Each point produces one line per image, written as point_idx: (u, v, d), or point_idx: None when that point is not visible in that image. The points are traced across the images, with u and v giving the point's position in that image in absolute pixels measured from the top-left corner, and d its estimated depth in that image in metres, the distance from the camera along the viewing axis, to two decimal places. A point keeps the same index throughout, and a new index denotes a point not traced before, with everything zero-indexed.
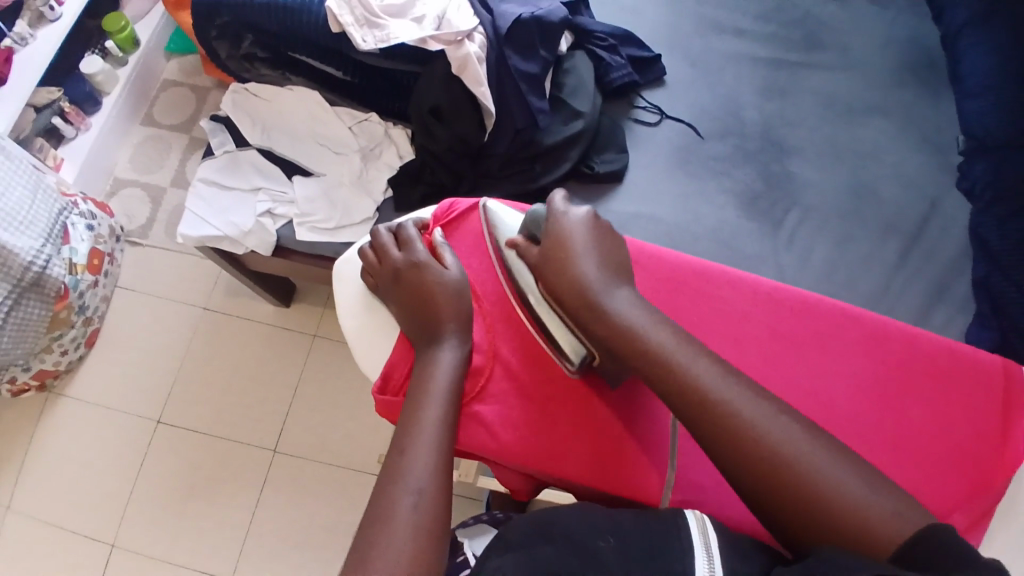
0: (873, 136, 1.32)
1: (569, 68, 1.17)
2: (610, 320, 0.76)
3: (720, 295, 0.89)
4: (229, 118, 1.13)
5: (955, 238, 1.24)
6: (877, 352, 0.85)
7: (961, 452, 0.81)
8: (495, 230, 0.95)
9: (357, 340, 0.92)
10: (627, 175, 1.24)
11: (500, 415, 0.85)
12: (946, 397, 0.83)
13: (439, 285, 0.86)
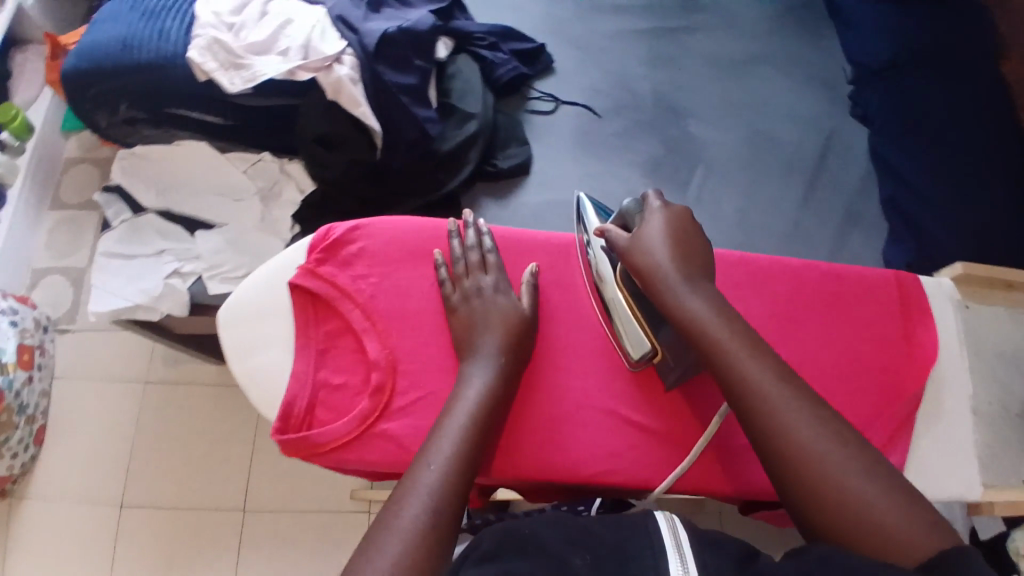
0: (762, 83, 1.36)
1: (453, 74, 1.17)
2: (698, 315, 0.65)
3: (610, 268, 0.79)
4: (122, 187, 1.11)
5: (856, 164, 1.29)
6: (765, 289, 0.78)
7: (868, 369, 0.75)
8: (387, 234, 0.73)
9: (246, 384, 0.67)
10: (534, 166, 1.26)
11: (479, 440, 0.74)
12: (844, 318, 0.77)
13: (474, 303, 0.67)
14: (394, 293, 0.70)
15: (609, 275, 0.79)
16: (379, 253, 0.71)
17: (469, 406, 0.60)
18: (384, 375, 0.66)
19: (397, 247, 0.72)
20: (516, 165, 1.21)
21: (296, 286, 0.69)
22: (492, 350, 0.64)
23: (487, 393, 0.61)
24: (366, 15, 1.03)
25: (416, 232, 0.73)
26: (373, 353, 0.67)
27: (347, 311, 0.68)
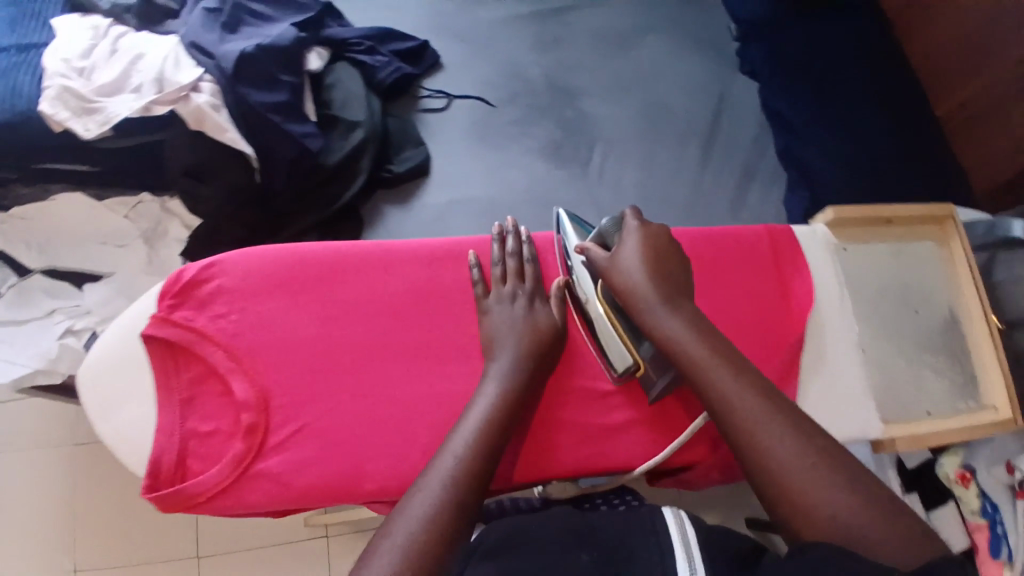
0: (651, 54, 1.36)
1: (331, 84, 1.13)
2: (676, 337, 0.66)
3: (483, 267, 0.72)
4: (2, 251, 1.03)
5: (749, 120, 1.31)
6: None
7: (749, 324, 0.75)
8: (248, 267, 0.69)
9: (119, 450, 0.66)
10: (433, 166, 1.22)
11: (393, 459, 0.65)
12: (721, 282, 0.77)
13: (492, 316, 0.68)
14: (278, 328, 0.67)
15: (593, 294, 0.78)
16: (243, 291, 0.68)
17: (484, 411, 0.61)
18: (251, 412, 0.64)
19: (271, 280, 0.69)
20: (413, 168, 1.17)
21: (150, 339, 0.66)
22: (512, 353, 0.65)
23: (508, 394, 0.62)
24: (222, 37, 1.00)
25: (282, 261, 0.69)
26: (240, 392, 0.65)
27: (208, 354, 0.66)
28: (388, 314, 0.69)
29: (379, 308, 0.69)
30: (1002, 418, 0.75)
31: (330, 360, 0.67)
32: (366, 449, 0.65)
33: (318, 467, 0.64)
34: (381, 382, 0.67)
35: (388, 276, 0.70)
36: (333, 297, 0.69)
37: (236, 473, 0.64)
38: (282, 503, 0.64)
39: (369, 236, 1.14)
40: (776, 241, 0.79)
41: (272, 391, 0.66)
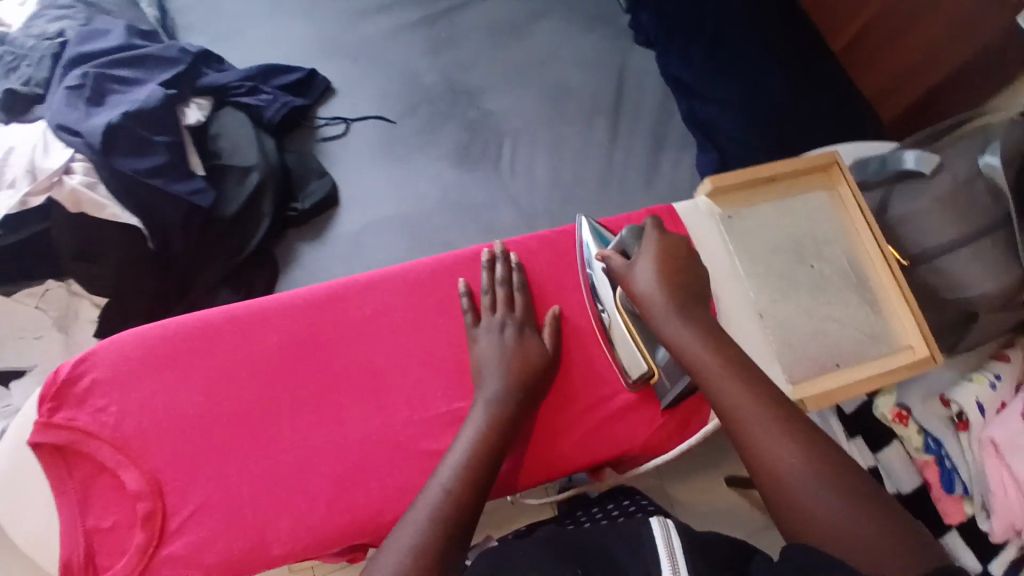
0: (545, 38, 1.33)
1: (216, 134, 1.10)
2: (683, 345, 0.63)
3: (358, 306, 0.70)
4: None
5: (652, 87, 1.30)
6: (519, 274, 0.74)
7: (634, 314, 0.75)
8: (125, 354, 0.69)
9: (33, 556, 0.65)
10: (342, 194, 1.18)
11: (292, 521, 0.63)
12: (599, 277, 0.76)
13: (483, 345, 0.67)
14: (160, 412, 0.67)
15: (611, 302, 0.74)
16: (121, 382, 0.68)
17: (468, 444, 0.59)
18: (146, 499, 0.64)
19: (146, 365, 0.68)
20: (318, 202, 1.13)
21: (36, 446, 0.65)
22: (498, 374, 0.65)
23: (494, 422, 0.61)
24: (87, 112, 0.98)
25: (153, 346, 0.69)
26: (131, 482, 0.64)
27: (96, 450, 0.65)
28: (267, 373, 0.68)
29: (256, 369, 0.68)
30: (918, 358, 0.74)
31: (217, 433, 0.66)
32: (265, 516, 0.64)
33: (221, 541, 0.64)
34: (275, 443, 0.66)
35: (262, 335, 0.69)
36: (209, 369, 0.68)
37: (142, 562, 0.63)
38: None
39: (285, 277, 1.11)
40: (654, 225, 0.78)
41: (164, 474, 0.65)
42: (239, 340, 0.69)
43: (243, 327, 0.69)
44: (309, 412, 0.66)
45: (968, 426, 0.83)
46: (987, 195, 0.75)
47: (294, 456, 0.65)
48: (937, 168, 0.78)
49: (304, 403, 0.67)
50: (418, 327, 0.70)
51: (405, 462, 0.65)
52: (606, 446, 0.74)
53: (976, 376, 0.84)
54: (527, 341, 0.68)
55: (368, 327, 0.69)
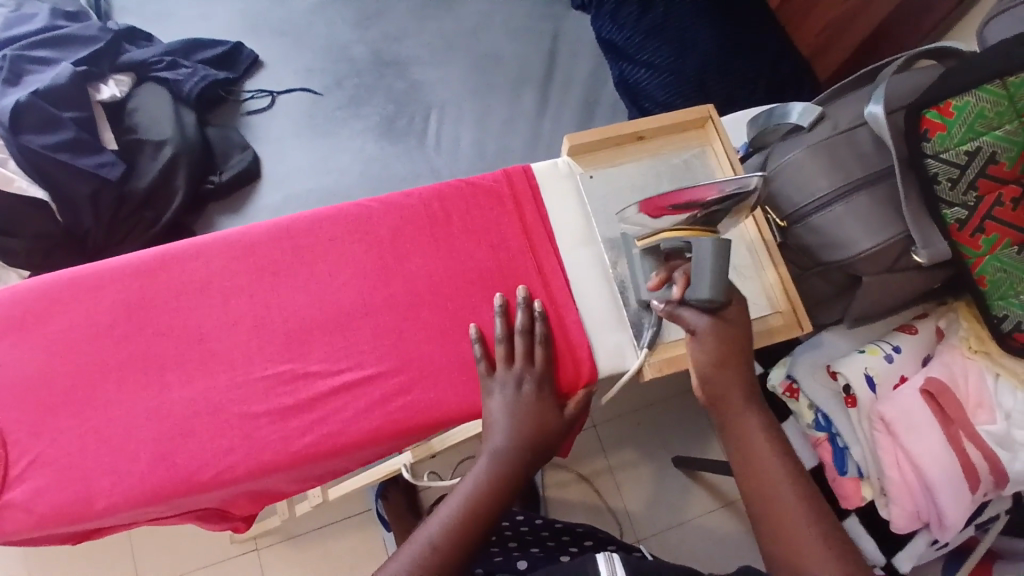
0: (476, 6, 1.30)
1: (133, 109, 1.11)
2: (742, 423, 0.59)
3: (198, 271, 0.72)
4: None
5: (585, 53, 1.26)
6: (363, 238, 0.73)
7: (485, 274, 0.73)
8: None
9: None
10: (265, 166, 1.18)
11: (116, 477, 0.65)
12: (449, 238, 0.74)
13: (501, 398, 0.65)
14: (4, 372, 0.68)
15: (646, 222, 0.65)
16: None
17: (477, 482, 0.63)
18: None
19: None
20: (236, 175, 1.13)
21: None
22: (507, 429, 0.64)
23: (499, 465, 0.63)
24: (1, 92, 1.00)
25: (1, 306, 0.70)
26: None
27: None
28: (109, 334, 0.69)
29: (97, 332, 0.69)
30: (785, 325, 0.69)
31: (58, 394, 0.68)
32: (94, 472, 0.65)
33: (52, 494, 0.65)
34: (113, 406, 0.67)
35: (103, 298, 0.70)
36: (52, 331, 0.69)
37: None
38: (28, 531, 0.64)
39: None
40: (513, 185, 0.76)
41: (6, 429, 0.67)
42: (83, 302, 0.70)
43: (85, 289, 0.71)
44: (147, 372, 0.68)
45: (856, 401, 0.76)
46: (869, 146, 0.71)
47: (127, 415, 0.67)
48: (818, 118, 0.74)
49: (141, 365, 0.69)
50: (253, 291, 0.71)
51: (230, 422, 0.67)
52: (460, 413, 0.68)
53: (871, 348, 0.78)
54: (531, 395, 0.66)
55: (207, 293, 0.71)
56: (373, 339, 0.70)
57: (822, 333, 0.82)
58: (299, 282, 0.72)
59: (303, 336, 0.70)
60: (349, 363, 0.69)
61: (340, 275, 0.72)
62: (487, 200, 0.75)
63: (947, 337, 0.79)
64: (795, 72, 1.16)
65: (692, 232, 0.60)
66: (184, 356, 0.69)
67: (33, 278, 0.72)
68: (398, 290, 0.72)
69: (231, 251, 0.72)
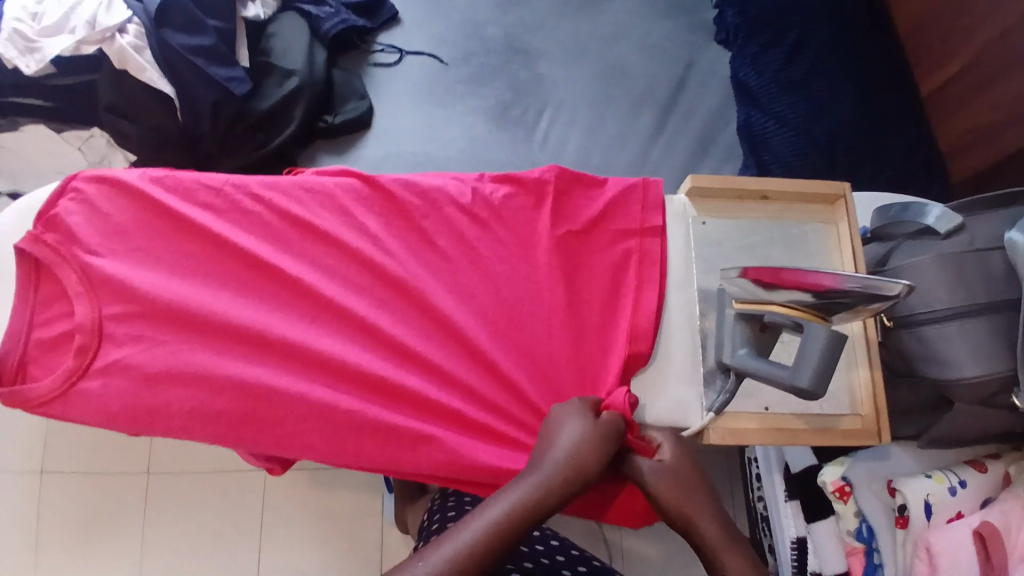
0: (616, 15, 1.28)
1: (272, 34, 1.17)
2: (705, 510, 0.59)
3: (321, 213, 0.71)
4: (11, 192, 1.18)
5: (714, 90, 1.22)
6: (486, 223, 0.71)
7: (598, 292, 0.69)
8: (111, 197, 0.72)
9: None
10: (376, 120, 1.24)
11: (192, 390, 0.66)
12: (571, 245, 0.70)
13: (538, 462, 0.58)
14: (124, 260, 0.70)
15: (749, 291, 0.62)
16: (101, 215, 0.71)
17: (471, 545, 0.52)
18: (82, 335, 0.67)
19: (125, 211, 0.71)
20: (349, 120, 1.19)
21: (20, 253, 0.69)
22: (526, 487, 0.55)
23: (507, 528, 0.53)
24: None
25: (131, 191, 0.72)
26: (78, 314, 0.67)
27: (62, 276, 0.69)
28: (212, 262, 0.70)
29: (212, 242, 0.71)
30: (859, 430, 0.68)
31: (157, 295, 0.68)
32: (173, 380, 0.66)
33: (124, 390, 0.66)
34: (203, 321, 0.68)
35: (232, 216, 0.72)
36: (174, 233, 0.71)
37: (63, 386, 0.66)
38: (83, 417, 0.66)
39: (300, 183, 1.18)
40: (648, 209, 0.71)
41: (110, 320, 0.68)
42: (212, 214, 0.71)
43: (217, 203, 0.72)
44: (227, 308, 0.68)
45: (907, 523, 0.74)
46: (1000, 271, 0.67)
47: (201, 343, 0.68)
48: (955, 230, 0.70)
49: (226, 301, 0.69)
50: (363, 246, 0.70)
51: (305, 367, 0.67)
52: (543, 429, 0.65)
53: (936, 475, 0.74)
54: (585, 453, 0.57)
55: (310, 251, 0.71)
56: (449, 344, 0.68)
57: (891, 444, 0.79)
58: (409, 249, 0.70)
59: (398, 304, 0.69)
60: (438, 346, 0.68)
61: (437, 257, 0.70)
62: (608, 214, 0.70)
63: (1014, 485, 0.74)
64: (929, 165, 1.11)
65: (806, 316, 0.58)
66: (284, 294, 0.70)
67: (174, 175, 0.73)
68: (488, 302, 0.68)
69: (344, 216, 0.71)
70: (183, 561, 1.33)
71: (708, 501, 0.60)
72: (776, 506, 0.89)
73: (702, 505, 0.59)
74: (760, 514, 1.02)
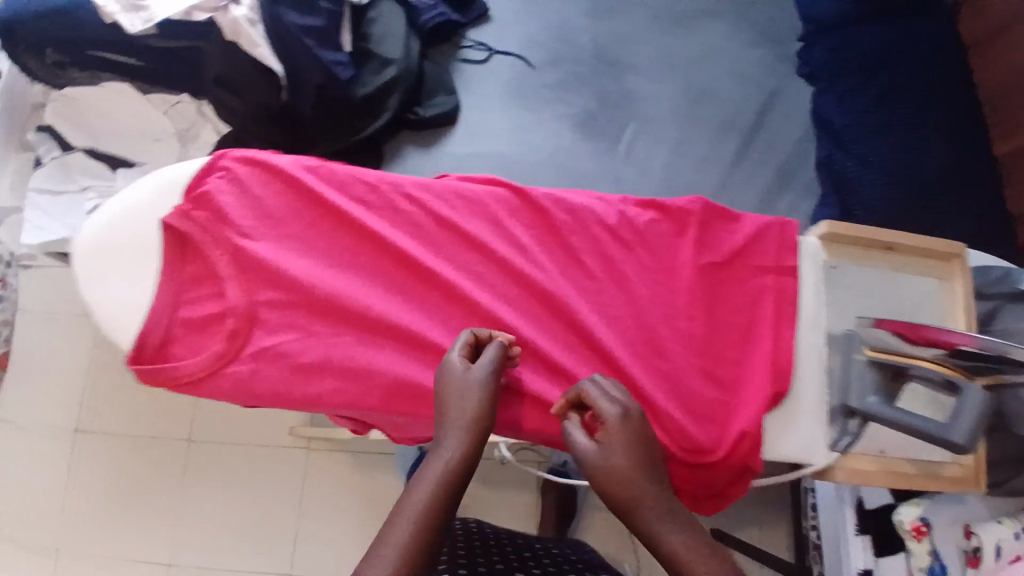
0: (707, 38, 1.30)
1: (373, 19, 1.15)
2: (619, 466, 0.58)
3: (476, 217, 0.73)
4: (83, 149, 1.13)
5: (797, 123, 1.24)
6: (636, 242, 0.73)
7: (740, 318, 0.72)
8: (262, 180, 0.72)
9: (104, 313, 0.69)
10: (463, 116, 1.24)
11: (350, 382, 0.68)
12: (717, 270, 0.72)
13: (444, 435, 0.60)
14: (276, 245, 0.70)
15: (897, 345, 0.68)
16: (251, 196, 0.71)
17: (409, 532, 0.54)
18: (234, 319, 0.68)
19: (278, 195, 0.72)
20: (439, 114, 1.20)
21: (168, 228, 0.69)
22: (437, 459, 0.58)
23: (438, 503, 0.55)
24: None
25: (283, 178, 0.72)
26: (231, 295, 0.68)
27: (214, 257, 0.69)
28: (369, 256, 0.72)
29: (368, 237, 0.72)
30: (964, 478, 0.73)
31: (316, 283, 0.69)
32: (329, 371, 0.68)
33: (276, 377, 0.68)
34: (360, 314, 0.69)
35: (386, 213, 0.73)
36: (332, 222, 0.72)
37: (212, 367, 0.67)
38: (226, 396, 0.68)
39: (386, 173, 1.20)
40: (789, 242, 0.74)
41: (259, 306, 0.69)
42: (367, 207, 0.72)
43: (375, 198, 0.73)
44: (382, 306, 0.70)
45: (979, 563, 0.81)
46: None
47: (350, 335, 0.69)
48: None
49: (378, 298, 0.70)
50: (517, 255, 0.72)
51: None
52: (688, 445, 0.68)
53: (1007, 521, 0.81)
54: (482, 410, 0.61)
55: (459, 256, 0.72)
56: (591, 361, 0.70)
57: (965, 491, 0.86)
58: (561, 261, 0.72)
59: (548, 313, 0.71)
60: (588, 356, 0.70)
61: (587, 272, 0.72)
62: (751, 247, 0.73)
63: None
64: (1002, 222, 1.15)
65: (955, 373, 0.63)
66: (440, 292, 0.71)
67: (327, 164, 0.74)
68: (633, 323, 0.71)
69: (498, 223, 0.73)
70: (231, 519, 1.40)
71: (626, 455, 0.58)
72: (846, 539, 0.96)
73: (620, 461, 0.58)
74: (813, 541, 1.12)
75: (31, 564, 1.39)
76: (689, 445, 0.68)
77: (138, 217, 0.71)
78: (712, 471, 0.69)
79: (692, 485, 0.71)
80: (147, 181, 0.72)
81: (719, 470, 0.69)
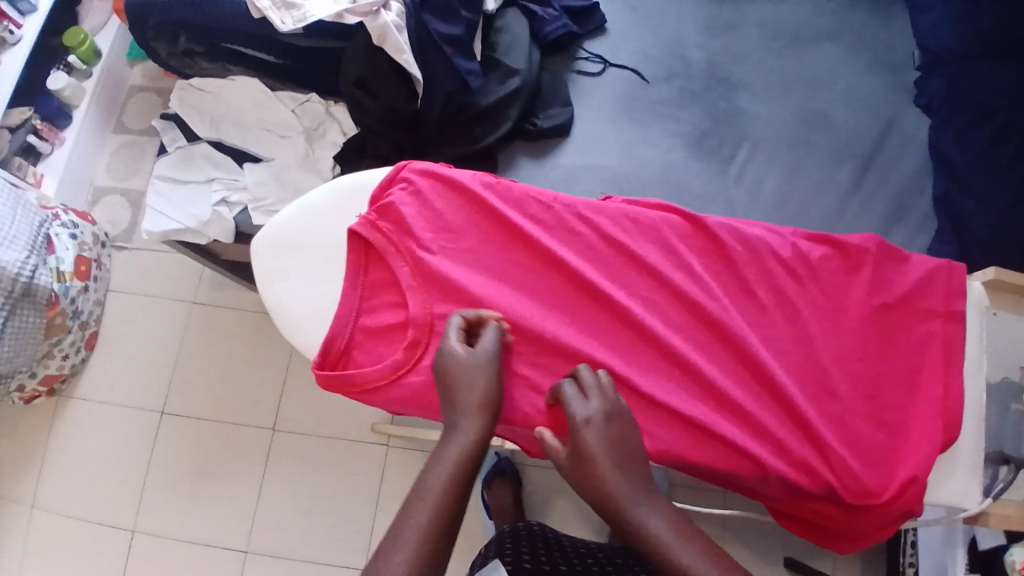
0: (823, 62, 1.29)
1: (500, 28, 1.17)
2: (608, 472, 0.62)
3: (646, 243, 0.78)
4: (209, 140, 1.16)
5: (915, 154, 1.22)
6: (802, 277, 0.77)
7: (904, 358, 0.75)
8: (446, 198, 0.80)
9: (288, 304, 0.81)
10: (575, 129, 1.25)
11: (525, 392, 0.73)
12: (883, 309, 0.75)
13: (461, 423, 0.64)
14: (461, 259, 0.78)
15: None
16: (436, 213, 0.79)
17: (431, 512, 0.58)
18: (415, 329, 0.74)
19: (463, 213, 0.79)
20: (556, 126, 1.20)
21: (356, 238, 0.78)
22: (448, 437, 0.63)
23: (455, 480, 0.60)
24: None
25: (469, 194, 0.79)
26: (413, 306, 0.75)
27: (397, 267, 0.77)
28: (544, 274, 0.77)
29: (545, 256, 0.77)
30: None
31: (497, 297, 0.75)
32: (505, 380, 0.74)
33: None
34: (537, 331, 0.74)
35: (561, 235, 0.79)
36: (511, 241, 0.78)
37: (390, 375, 0.74)
38: (398, 402, 0.74)
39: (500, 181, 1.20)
40: (956, 287, 0.76)
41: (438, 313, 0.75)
42: (542, 228, 0.79)
43: (549, 220, 0.79)
44: (558, 323, 0.75)
45: None
46: None
47: (521, 352, 0.75)
48: None
49: (551, 313, 0.76)
50: (687, 282, 0.77)
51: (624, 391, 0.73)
52: (853, 479, 0.70)
53: None
54: (485, 391, 0.66)
55: (630, 280, 0.77)
56: (755, 388, 0.74)
57: None
58: (728, 291, 0.77)
59: (717, 340, 0.75)
60: (757, 385, 0.74)
61: (754, 303, 0.76)
62: (919, 290, 0.75)
63: None
64: None
65: None
66: (612, 313, 0.76)
67: (508, 186, 0.81)
68: (799, 355, 0.75)
69: (669, 251, 0.78)
70: (308, 513, 1.40)
71: (614, 462, 0.63)
72: None
73: (610, 467, 0.62)
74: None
75: (111, 541, 1.41)
76: (853, 478, 0.70)
77: (318, 222, 0.83)
78: (868, 506, 0.71)
79: (852, 518, 0.72)
80: (328, 190, 0.84)
81: (878, 504, 0.70)
